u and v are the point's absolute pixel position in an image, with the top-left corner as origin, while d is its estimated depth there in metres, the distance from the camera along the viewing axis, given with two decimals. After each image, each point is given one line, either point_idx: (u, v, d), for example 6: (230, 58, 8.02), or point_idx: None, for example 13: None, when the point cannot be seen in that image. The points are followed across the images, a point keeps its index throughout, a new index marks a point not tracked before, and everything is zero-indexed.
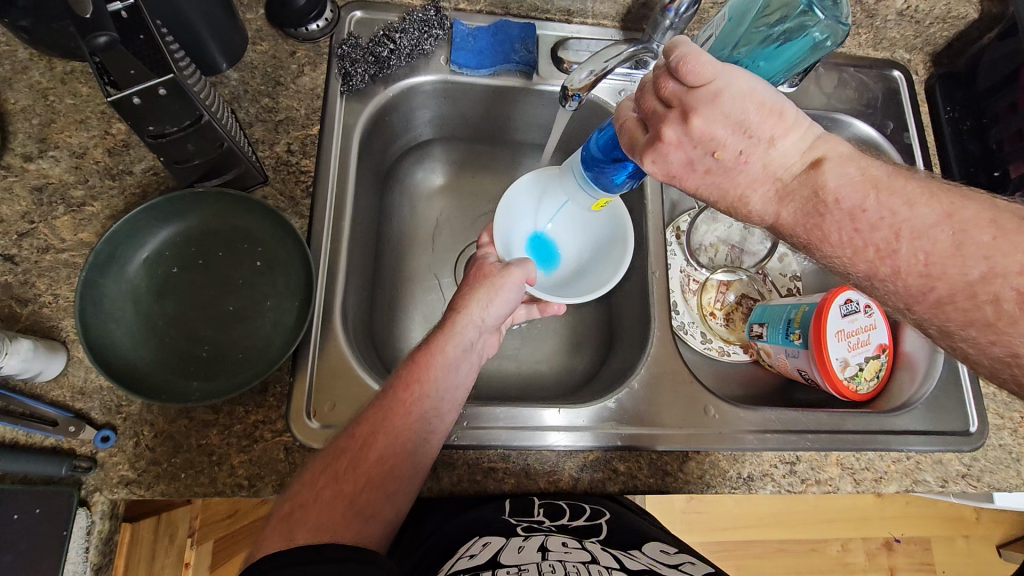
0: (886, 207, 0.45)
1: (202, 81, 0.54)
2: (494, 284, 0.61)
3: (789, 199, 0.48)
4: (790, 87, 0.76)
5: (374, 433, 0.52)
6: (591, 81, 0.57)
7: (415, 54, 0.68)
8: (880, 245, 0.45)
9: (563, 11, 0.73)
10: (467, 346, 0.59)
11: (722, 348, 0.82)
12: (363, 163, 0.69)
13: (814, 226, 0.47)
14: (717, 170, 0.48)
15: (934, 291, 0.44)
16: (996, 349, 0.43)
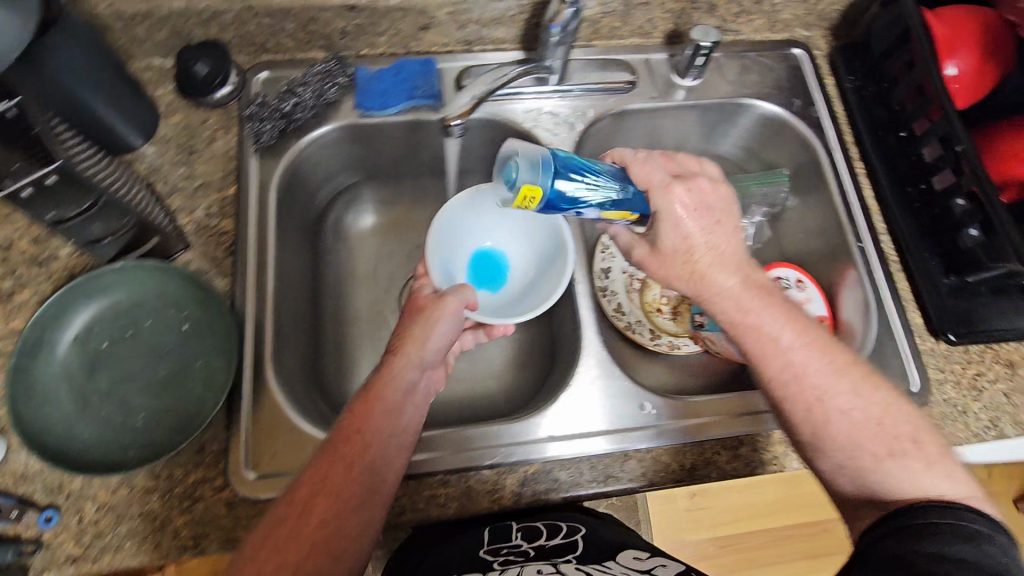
0: (789, 315, 0.56)
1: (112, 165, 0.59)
2: (431, 317, 0.63)
3: (743, 274, 0.58)
4: (692, 80, 0.79)
5: (315, 494, 0.50)
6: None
7: (321, 104, 0.70)
8: (799, 326, 0.56)
9: (462, 42, 0.76)
10: (406, 389, 0.59)
11: (672, 343, 0.82)
12: (286, 215, 0.71)
13: (744, 313, 0.57)
14: (719, 223, 0.58)
15: (812, 388, 0.54)
16: (853, 415, 0.53)
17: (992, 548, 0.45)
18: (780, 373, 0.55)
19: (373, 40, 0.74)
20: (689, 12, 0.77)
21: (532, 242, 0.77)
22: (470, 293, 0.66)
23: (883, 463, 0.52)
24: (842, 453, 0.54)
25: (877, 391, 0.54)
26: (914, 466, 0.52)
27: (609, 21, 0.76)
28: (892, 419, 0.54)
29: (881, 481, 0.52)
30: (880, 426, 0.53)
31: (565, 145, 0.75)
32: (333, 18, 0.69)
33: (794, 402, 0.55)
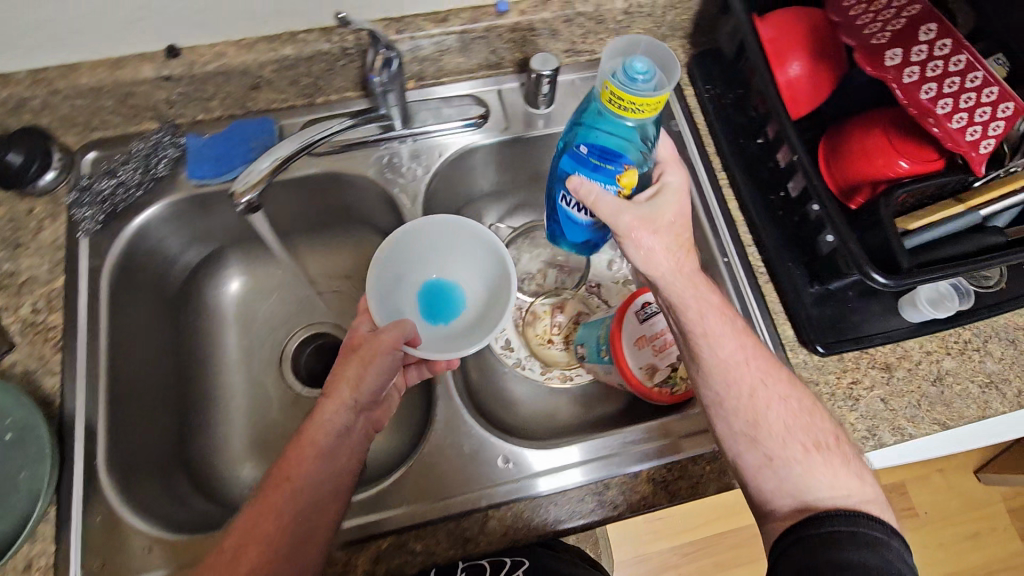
0: (734, 331, 0.58)
1: None
2: (364, 355, 0.59)
3: (689, 265, 0.59)
4: (547, 108, 0.76)
5: (243, 543, 0.51)
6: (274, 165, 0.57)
7: (149, 180, 0.68)
8: (741, 329, 0.59)
9: (302, 97, 0.74)
10: (339, 432, 0.57)
11: (563, 374, 0.80)
12: (129, 298, 0.68)
13: (701, 326, 0.58)
14: (681, 210, 0.59)
15: (752, 376, 0.57)
16: (782, 409, 0.57)
17: (890, 554, 0.47)
18: (727, 362, 0.58)
19: (206, 105, 0.71)
20: (531, 39, 0.74)
21: (482, 264, 0.71)
22: (411, 327, 0.60)
23: (798, 461, 0.55)
24: (758, 455, 0.56)
25: (797, 402, 0.58)
26: (822, 468, 0.54)
27: (451, 58, 0.74)
28: (812, 431, 0.57)
29: (789, 480, 0.55)
30: (810, 420, 0.57)
31: (416, 191, 0.72)
32: (152, 90, 0.67)
33: (735, 398, 0.57)
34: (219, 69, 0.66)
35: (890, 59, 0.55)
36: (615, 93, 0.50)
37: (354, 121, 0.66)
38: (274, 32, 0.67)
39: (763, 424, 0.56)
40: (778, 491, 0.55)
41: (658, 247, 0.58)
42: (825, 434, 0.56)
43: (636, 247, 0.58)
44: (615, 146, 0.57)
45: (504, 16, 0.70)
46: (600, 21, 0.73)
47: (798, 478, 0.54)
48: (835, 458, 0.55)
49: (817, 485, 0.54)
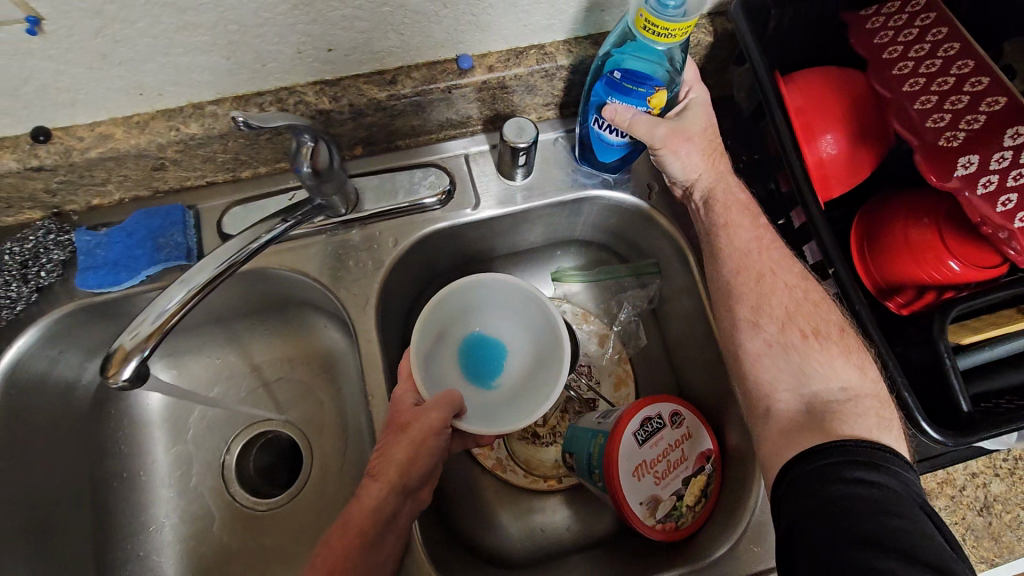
0: (757, 234, 0.55)
1: None
2: (415, 436, 0.54)
3: (709, 176, 0.57)
4: (524, 179, 0.64)
5: None
6: (187, 297, 0.45)
7: (25, 292, 0.55)
8: (763, 237, 0.55)
9: (223, 171, 0.60)
10: (389, 517, 0.53)
11: (550, 478, 0.70)
12: (16, 435, 0.56)
13: (720, 215, 0.57)
14: (705, 125, 0.57)
15: (766, 273, 0.54)
16: (796, 308, 0.52)
17: (901, 485, 0.41)
18: (747, 260, 0.55)
19: (101, 190, 0.57)
20: (501, 95, 0.61)
21: (522, 313, 0.63)
22: (458, 399, 0.56)
23: (797, 347, 0.51)
24: (761, 337, 0.52)
25: (810, 294, 0.53)
26: (827, 366, 0.50)
27: (405, 122, 0.60)
28: (816, 318, 0.51)
29: (787, 374, 0.51)
30: (816, 309, 0.52)
31: (370, 286, 0.61)
32: (21, 182, 0.53)
33: (752, 314, 0.53)
34: (105, 154, 0.52)
35: (963, 168, 0.44)
36: (648, 23, 0.45)
37: (288, 224, 0.52)
38: (173, 104, 0.53)
39: (766, 304, 0.53)
40: (773, 382, 0.51)
41: (691, 157, 0.57)
42: (830, 318, 0.52)
43: (672, 157, 0.56)
44: (644, 68, 0.51)
45: (467, 74, 0.57)
46: (584, 72, 0.60)
47: (799, 367, 0.50)
48: (835, 347, 0.50)
49: (826, 377, 0.49)
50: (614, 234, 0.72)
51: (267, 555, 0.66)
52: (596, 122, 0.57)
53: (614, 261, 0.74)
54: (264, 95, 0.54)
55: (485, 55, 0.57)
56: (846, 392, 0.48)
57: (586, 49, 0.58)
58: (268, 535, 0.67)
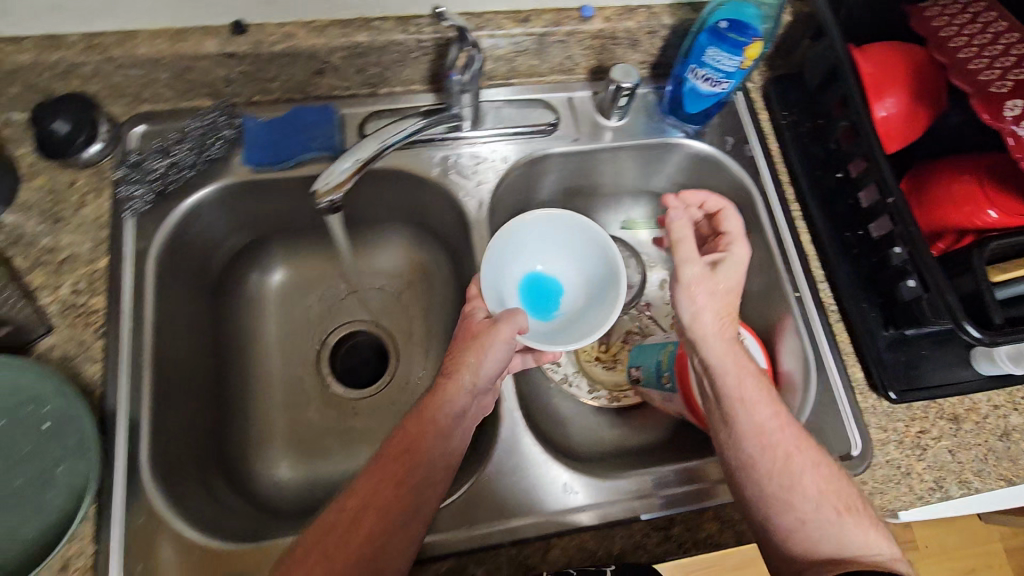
0: (755, 397, 0.55)
1: None
2: (482, 343, 0.57)
3: (737, 355, 0.57)
4: (618, 120, 0.74)
5: (364, 507, 0.51)
6: (357, 166, 0.55)
7: (203, 160, 0.64)
8: (776, 396, 0.57)
9: (365, 85, 0.70)
10: (459, 413, 0.57)
11: (610, 395, 0.79)
12: (172, 285, 0.64)
13: (737, 391, 0.56)
14: (721, 279, 0.59)
15: (810, 488, 0.53)
16: (826, 499, 0.53)
17: None
18: (762, 433, 0.54)
19: (264, 87, 0.67)
20: (610, 47, 0.71)
21: (579, 251, 0.68)
22: (523, 318, 0.59)
23: (825, 520, 0.52)
24: (764, 494, 0.53)
25: (829, 468, 0.54)
26: (855, 534, 0.52)
27: (526, 59, 0.71)
28: (842, 492, 0.54)
29: (824, 543, 0.52)
30: (806, 481, 0.53)
31: (481, 196, 0.70)
32: (211, 66, 0.62)
33: (774, 468, 0.54)
34: (286, 50, 0.62)
35: (1011, 110, 0.52)
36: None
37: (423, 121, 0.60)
38: (347, 16, 0.63)
39: (798, 489, 0.53)
40: (807, 553, 0.52)
41: (707, 310, 0.58)
42: (852, 494, 0.54)
43: (688, 299, 0.58)
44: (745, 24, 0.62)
45: (587, 22, 0.67)
46: (681, 34, 0.71)
47: (832, 536, 0.52)
48: (864, 518, 0.52)
49: (847, 545, 0.51)
50: (686, 188, 0.81)
51: (358, 432, 0.74)
52: (693, 71, 0.67)
53: None
54: (421, 18, 0.64)
55: (603, 8, 0.68)
56: (884, 563, 0.50)
57: (687, 14, 0.69)
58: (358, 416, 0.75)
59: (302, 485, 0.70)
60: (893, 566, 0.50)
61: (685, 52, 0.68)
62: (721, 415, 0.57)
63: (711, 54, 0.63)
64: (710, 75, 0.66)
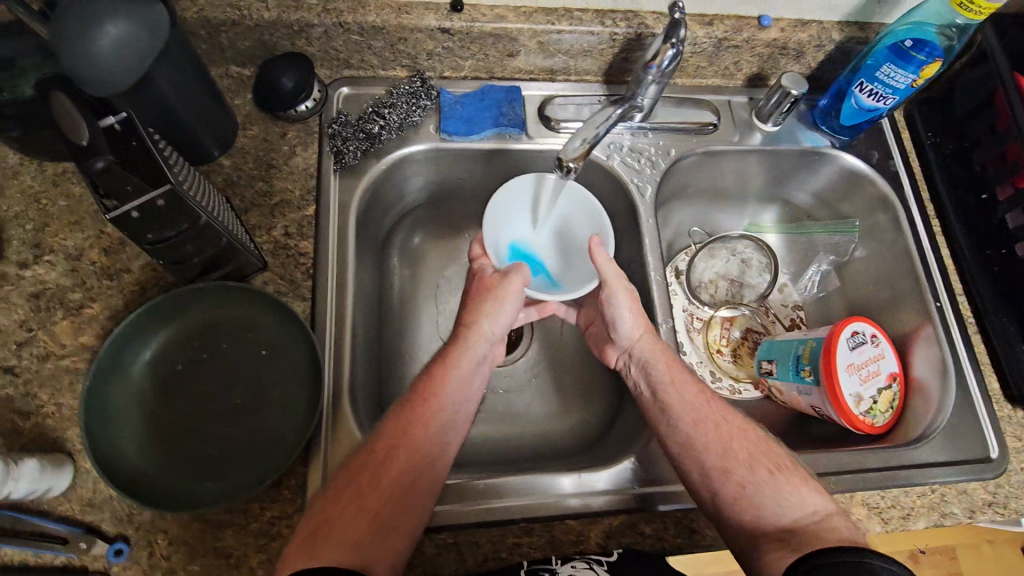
0: (678, 378, 0.65)
1: (188, 170, 0.53)
2: (499, 295, 0.65)
3: (665, 354, 0.66)
4: (772, 126, 0.78)
5: (395, 446, 0.55)
6: (585, 149, 0.55)
7: (405, 125, 0.69)
8: (695, 392, 0.64)
9: (546, 70, 0.74)
10: (478, 358, 0.63)
11: (733, 386, 0.83)
12: (362, 238, 0.69)
13: (652, 387, 0.66)
14: (632, 300, 0.67)
15: (735, 459, 0.59)
16: (769, 465, 0.59)
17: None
18: (703, 413, 0.63)
19: (458, 63, 0.71)
20: (777, 57, 0.75)
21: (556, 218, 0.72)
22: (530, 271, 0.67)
23: (768, 486, 0.57)
24: (705, 468, 0.59)
25: (756, 437, 0.62)
26: (790, 491, 0.57)
27: (696, 60, 0.75)
28: (774, 459, 0.60)
29: (769, 507, 0.56)
30: (751, 455, 0.60)
31: (647, 183, 0.73)
32: (423, 39, 0.67)
33: (716, 440, 0.61)
34: (495, 30, 0.67)
35: None
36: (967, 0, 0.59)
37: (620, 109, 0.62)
38: (551, 4, 0.68)
39: (733, 458, 0.59)
40: (757, 520, 0.56)
41: (626, 318, 0.67)
42: (783, 458, 0.60)
43: (618, 312, 0.67)
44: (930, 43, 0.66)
45: (765, 30, 0.72)
46: (845, 51, 0.75)
47: (771, 500, 0.57)
48: (795, 477, 0.58)
49: (786, 511, 0.56)
50: (825, 200, 0.85)
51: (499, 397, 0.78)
52: (860, 85, 0.71)
53: (811, 221, 0.87)
54: (617, 13, 0.69)
55: (780, 19, 0.72)
56: (820, 521, 0.55)
57: (856, 32, 0.73)
58: (502, 381, 0.79)
59: None
60: (828, 523, 0.54)
61: (853, 69, 0.73)
62: (659, 405, 0.65)
63: (884, 70, 0.68)
64: (877, 90, 0.70)
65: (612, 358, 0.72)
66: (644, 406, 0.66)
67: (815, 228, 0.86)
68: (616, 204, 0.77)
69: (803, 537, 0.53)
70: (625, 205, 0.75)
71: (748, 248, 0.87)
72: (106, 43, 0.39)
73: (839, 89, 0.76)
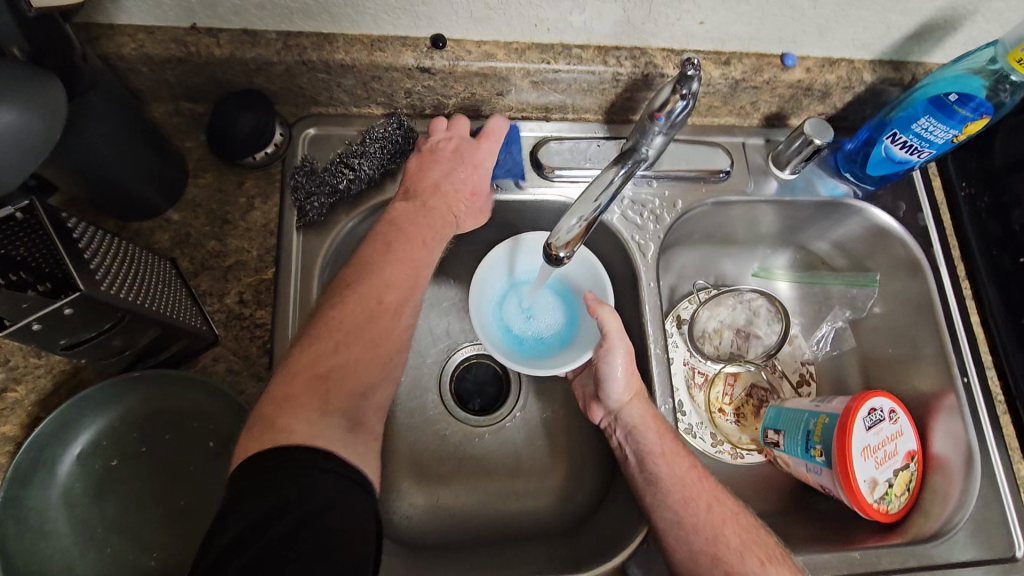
0: (670, 451, 0.58)
1: (109, 243, 0.45)
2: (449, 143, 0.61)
3: (657, 420, 0.60)
4: (790, 173, 0.70)
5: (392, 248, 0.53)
6: (582, 226, 0.49)
7: (379, 175, 0.61)
8: (690, 463, 0.58)
9: (540, 109, 0.66)
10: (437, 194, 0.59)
11: (734, 450, 0.75)
12: None
13: (642, 456, 0.59)
14: (628, 359, 0.61)
15: (722, 545, 0.53)
16: (758, 553, 0.53)
17: None
18: (690, 488, 0.56)
19: (440, 101, 0.63)
20: (800, 97, 0.67)
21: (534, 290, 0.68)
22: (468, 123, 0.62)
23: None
24: (691, 550, 0.53)
25: (747, 518, 0.55)
26: None
27: (708, 100, 0.67)
28: (764, 545, 0.54)
29: None
30: (741, 540, 0.53)
31: (650, 241, 0.67)
32: (401, 78, 0.59)
33: (701, 521, 0.54)
34: (482, 70, 0.59)
35: None
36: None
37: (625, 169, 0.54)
38: (547, 40, 0.59)
39: (722, 543, 0.53)
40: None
41: (619, 378, 0.60)
42: (773, 545, 0.54)
43: (609, 373, 0.60)
44: None
45: (788, 71, 0.64)
46: (876, 92, 0.67)
47: None
48: (786, 571, 0.52)
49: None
50: (845, 251, 0.78)
51: (482, 463, 0.71)
52: (892, 135, 0.64)
53: (826, 270, 0.79)
54: (621, 50, 0.61)
55: (805, 58, 0.64)
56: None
57: (890, 74, 0.65)
58: (485, 445, 0.73)
59: (435, 515, 0.68)
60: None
61: (883, 114, 0.65)
62: (645, 478, 0.58)
63: (922, 123, 0.60)
64: (911, 142, 0.63)
65: (597, 416, 0.65)
66: (630, 476, 0.60)
67: (830, 278, 0.79)
68: (613, 258, 0.70)
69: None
70: (625, 262, 0.68)
71: (757, 299, 0.80)
72: None
73: (867, 135, 0.68)
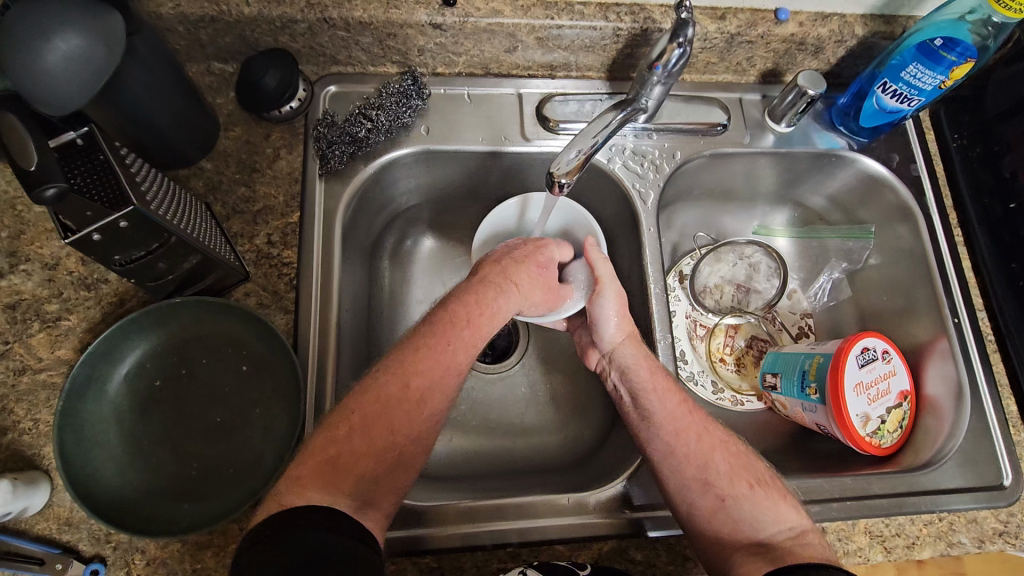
0: (661, 387, 0.62)
1: (155, 177, 0.50)
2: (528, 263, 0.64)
3: (647, 359, 0.64)
4: (786, 126, 0.73)
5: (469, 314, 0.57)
6: (580, 160, 0.55)
7: (394, 128, 0.66)
8: (680, 398, 0.62)
9: (545, 67, 0.70)
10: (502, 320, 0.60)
11: (735, 398, 0.78)
12: (350, 245, 0.66)
13: (635, 394, 0.62)
14: (619, 301, 0.65)
15: (712, 472, 0.57)
16: (748, 477, 0.57)
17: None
18: (685, 421, 0.60)
19: (451, 59, 0.68)
20: (794, 52, 0.70)
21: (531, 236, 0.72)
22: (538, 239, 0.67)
23: (746, 499, 0.56)
24: (684, 478, 0.57)
25: (736, 447, 0.60)
26: (767, 505, 0.55)
27: (706, 56, 0.71)
28: (751, 470, 0.58)
29: (743, 518, 0.55)
30: (731, 468, 0.58)
31: (650, 189, 0.70)
32: (415, 35, 0.63)
33: (696, 448, 0.59)
34: (490, 26, 0.63)
35: None
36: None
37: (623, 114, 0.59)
38: None
39: (712, 470, 0.58)
40: (733, 533, 0.55)
41: (611, 319, 0.65)
42: (762, 471, 0.58)
43: (602, 314, 0.65)
44: None
45: (782, 25, 0.67)
46: (868, 46, 0.70)
47: (746, 515, 0.55)
48: (773, 492, 0.56)
49: (761, 526, 0.54)
50: (841, 204, 0.80)
51: (493, 406, 0.76)
52: (883, 85, 0.66)
53: (823, 224, 0.82)
54: (621, 6, 0.64)
55: (799, 13, 0.67)
56: (794, 537, 0.53)
57: (881, 27, 0.68)
58: (496, 389, 0.77)
59: (449, 452, 0.72)
60: (802, 539, 0.53)
61: (874, 67, 0.68)
62: (639, 413, 0.62)
63: (910, 71, 0.63)
64: (901, 91, 0.65)
65: (593, 361, 0.69)
66: (624, 412, 0.63)
67: (827, 232, 0.82)
68: (617, 209, 0.73)
69: (779, 554, 0.52)
70: (627, 212, 0.72)
71: (756, 253, 0.82)
72: (55, 58, 0.37)
73: (859, 88, 0.70)
